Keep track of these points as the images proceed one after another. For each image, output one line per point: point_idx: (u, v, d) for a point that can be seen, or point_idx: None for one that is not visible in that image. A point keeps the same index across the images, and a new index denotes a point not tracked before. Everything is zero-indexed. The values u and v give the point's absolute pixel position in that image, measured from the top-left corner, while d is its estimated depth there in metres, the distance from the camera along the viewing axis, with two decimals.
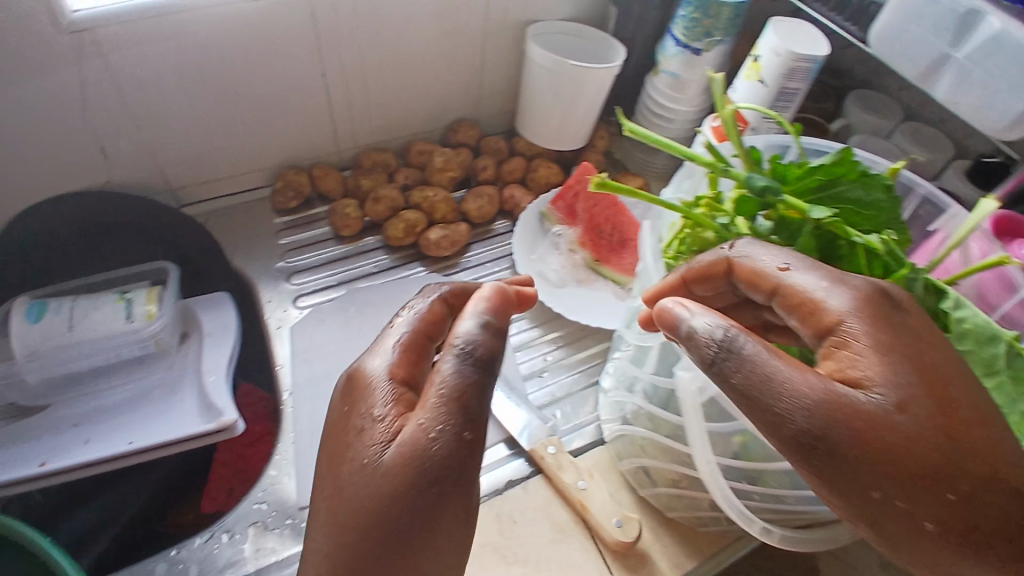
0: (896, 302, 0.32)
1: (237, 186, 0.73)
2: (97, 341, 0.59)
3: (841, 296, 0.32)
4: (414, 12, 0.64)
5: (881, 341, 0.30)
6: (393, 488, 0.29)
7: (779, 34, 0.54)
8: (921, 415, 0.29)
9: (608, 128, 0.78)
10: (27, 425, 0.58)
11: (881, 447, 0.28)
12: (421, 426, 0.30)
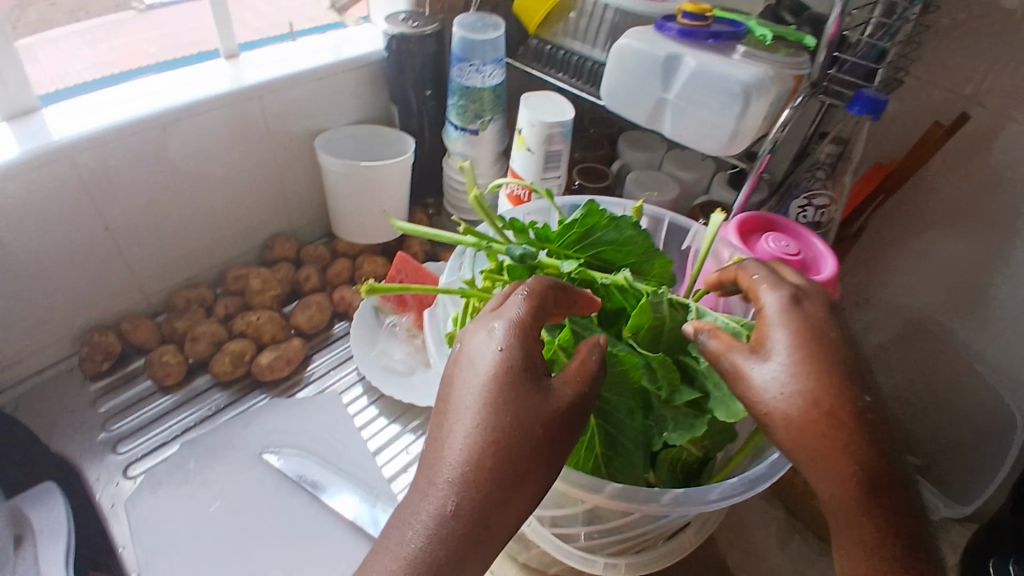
0: (814, 299, 0.36)
1: (36, 365, 0.66)
2: None
3: (777, 292, 0.37)
4: (197, 159, 0.66)
5: (809, 325, 0.34)
6: (484, 496, 0.30)
7: (530, 108, 0.63)
8: (838, 379, 0.32)
9: (424, 209, 0.82)
10: None
11: (817, 412, 0.32)
12: (507, 428, 0.31)
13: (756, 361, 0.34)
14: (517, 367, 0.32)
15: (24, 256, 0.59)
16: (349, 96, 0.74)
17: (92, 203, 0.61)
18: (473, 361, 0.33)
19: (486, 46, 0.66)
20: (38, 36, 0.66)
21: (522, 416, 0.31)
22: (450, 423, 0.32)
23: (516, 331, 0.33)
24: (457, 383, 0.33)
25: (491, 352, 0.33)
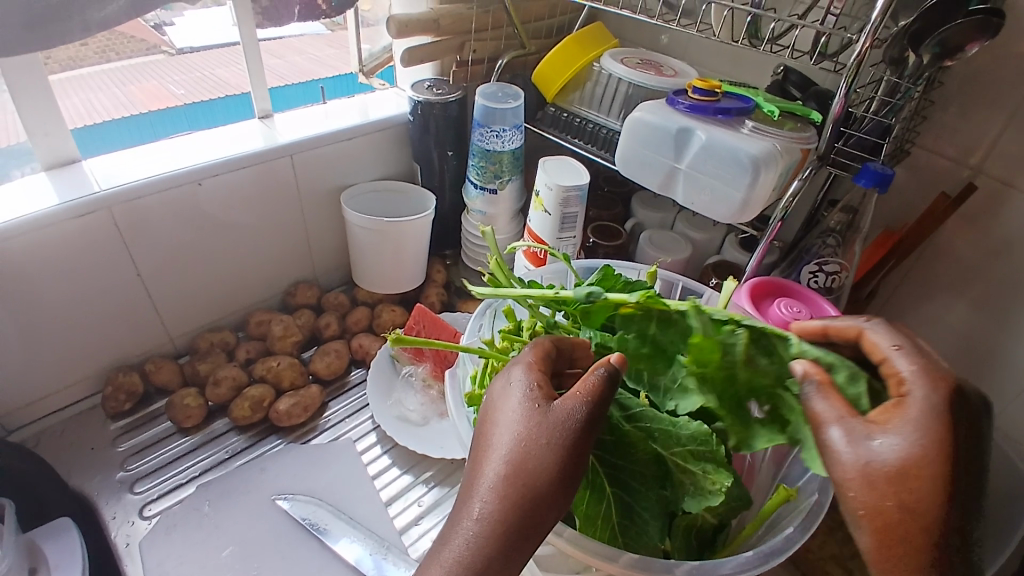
0: (968, 401, 0.31)
1: (61, 402, 0.68)
2: None
3: (916, 374, 0.33)
4: (227, 208, 0.70)
5: (946, 415, 0.30)
6: (508, 502, 0.32)
7: (548, 172, 0.67)
8: (960, 478, 0.29)
9: (442, 261, 0.85)
10: None
11: (916, 500, 0.29)
12: (529, 439, 0.33)
13: (863, 433, 0.31)
14: (537, 393, 0.35)
15: (60, 299, 0.62)
16: (374, 155, 0.79)
17: (127, 250, 0.65)
18: (503, 397, 0.36)
19: (506, 114, 0.71)
20: (70, 73, 0.67)
21: (543, 428, 0.33)
22: (484, 442, 0.35)
23: (530, 370, 0.37)
24: (494, 410, 0.36)
25: (517, 387, 0.36)
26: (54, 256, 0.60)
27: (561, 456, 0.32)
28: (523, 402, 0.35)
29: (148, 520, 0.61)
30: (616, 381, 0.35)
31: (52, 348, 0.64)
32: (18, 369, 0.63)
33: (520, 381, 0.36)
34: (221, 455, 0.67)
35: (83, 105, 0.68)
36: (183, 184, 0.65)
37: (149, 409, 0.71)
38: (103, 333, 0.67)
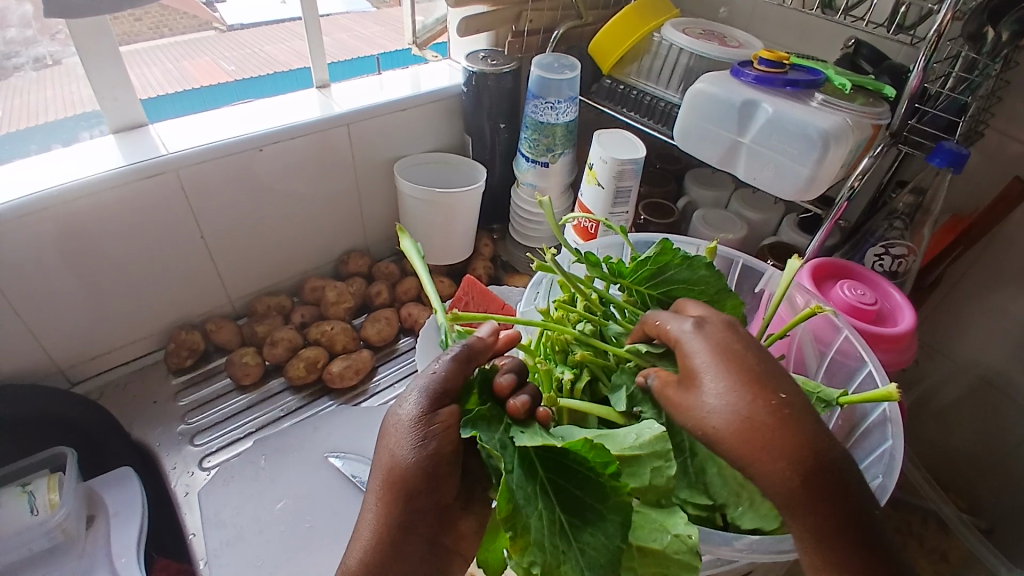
0: (722, 327, 0.36)
1: (128, 356, 0.72)
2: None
3: (689, 323, 0.36)
4: (283, 175, 0.71)
5: (724, 353, 0.34)
6: (393, 495, 0.33)
7: (602, 145, 0.66)
8: (767, 409, 0.32)
9: (489, 234, 0.85)
10: None
11: (759, 420, 0.31)
12: (404, 453, 0.33)
13: (694, 388, 0.33)
14: (423, 412, 0.33)
15: (127, 259, 0.66)
16: (427, 126, 0.79)
17: (188, 214, 0.67)
18: (390, 415, 0.35)
19: (562, 84, 0.70)
20: (126, 48, 0.69)
21: (412, 452, 0.32)
22: (375, 455, 0.35)
23: (430, 382, 0.34)
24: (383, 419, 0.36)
25: (403, 402, 0.34)
26: (111, 217, 0.62)
27: (431, 474, 0.32)
28: (404, 425, 0.33)
29: (206, 470, 0.64)
30: (467, 357, 0.35)
31: (119, 303, 0.68)
32: (88, 323, 0.67)
33: (405, 395, 0.34)
34: (275, 412, 0.69)
35: (140, 79, 0.70)
36: (241, 149, 0.66)
37: (209, 367, 0.74)
38: (166, 293, 0.71)
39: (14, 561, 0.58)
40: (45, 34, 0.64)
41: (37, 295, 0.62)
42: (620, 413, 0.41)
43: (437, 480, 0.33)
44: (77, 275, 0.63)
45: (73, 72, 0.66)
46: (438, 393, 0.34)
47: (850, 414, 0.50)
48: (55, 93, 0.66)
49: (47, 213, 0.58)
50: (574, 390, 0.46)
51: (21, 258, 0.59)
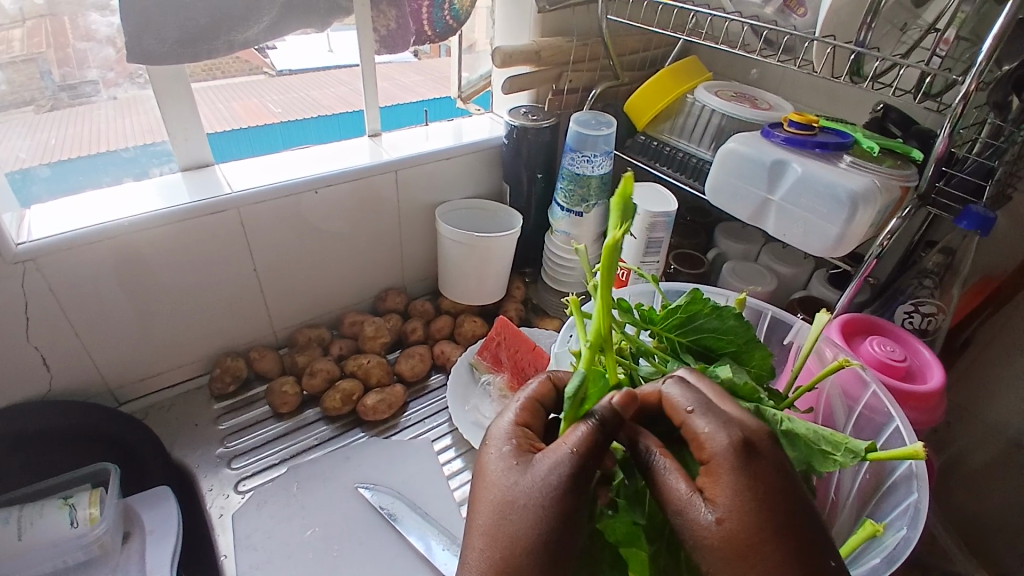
0: (760, 449, 0.34)
1: (174, 379, 0.75)
2: (41, 549, 0.59)
3: (724, 432, 0.35)
4: (332, 216, 0.76)
5: (747, 480, 0.33)
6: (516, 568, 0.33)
7: (635, 198, 0.70)
8: (767, 553, 0.32)
9: (522, 277, 0.88)
10: None
11: (751, 542, 0.32)
12: (538, 532, 0.33)
13: (695, 500, 0.33)
14: (561, 495, 0.33)
15: (183, 288, 0.70)
16: (468, 173, 0.84)
17: (243, 247, 0.72)
18: (518, 486, 0.35)
19: (597, 140, 0.74)
20: (203, 83, 0.73)
21: (551, 526, 0.33)
22: (496, 523, 0.35)
23: (570, 464, 0.34)
24: (494, 485, 0.36)
25: (542, 472, 0.34)
26: (170, 251, 0.67)
27: (563, 556, 0.33)
28: (540, 502, 0.34)
29: (239, 493, 0.66)
30: (607, 434, 0.35)
31: (171, 328, 0.72)
32: (141, 346, 0.71)
33: (544, 465, 0.35)
34: (308, 441, 0.71)
35: (214, 115, 0.76)
36: (296, 189, 0.71)
37: (249, 395, 0.77)
38: (215, 321, 0.75)
39: (52, 570, 0.60)
40: (125, 76, 0.68)
41: (98, 318, 0.66)
42: None
43: (566, 558, 0.33)
44: (135, 301, 0.68)
45: (147, 107, 0.71)
46: (584, 471, 0.34)
47: (876, 469, 0.50)
48: (115, 126, 0.70)
49: (110, 242, 0.63)
50: None
51: (86, 283, 0.63)
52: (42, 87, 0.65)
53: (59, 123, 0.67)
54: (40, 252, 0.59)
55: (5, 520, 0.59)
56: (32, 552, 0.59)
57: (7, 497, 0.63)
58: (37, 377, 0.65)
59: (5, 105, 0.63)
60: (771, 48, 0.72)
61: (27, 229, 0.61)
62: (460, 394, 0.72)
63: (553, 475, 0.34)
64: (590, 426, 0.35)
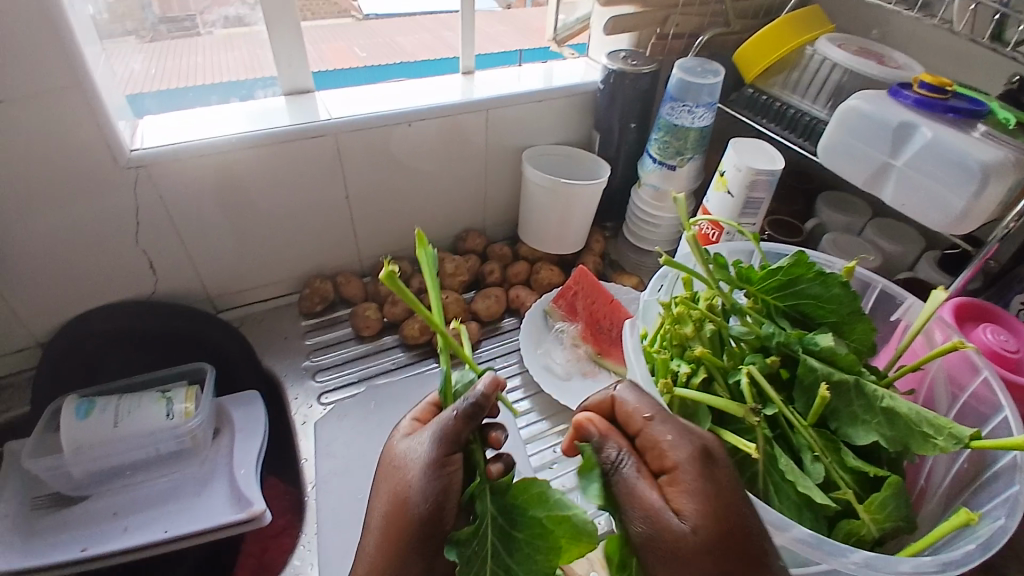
0: (687, 509, 0.35)
1: (265, 296, 0.80)
2: (136, 437, 0.61)
3: (662, 511, 0.35)
4: (421, 150, 0.76)
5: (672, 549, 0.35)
6: (399, 526, 0.39)
7: (738, 152, 0.67)
8: None
9: (602, 231, 0.87)
10: (77, 516, 0.60)
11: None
12: (417, 492, 0.39)
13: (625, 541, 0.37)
14: (437, 457, 0.39)
15: (278, 208, 0.73)
16: (559, 118, 0.82)
17: (335, 174, 0.74)
18: (406, 449, 0.41)
19: (702, 88, 0.70)
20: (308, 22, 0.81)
21: (426, 489, 0.39)
22: (386, 480, 0.41)
23: (444, 429, 0.40)
24: (396, 453, 0.42)
25: (424, 443, 0.40)
26: (267, 171, 0.70)
27: (436, 511, 0.39)
28: (420, 470, 0.39)
29: (323, 404, 0.70)
30: (473, 411, 0.40)
31: (263, 247, 0.76)
32: (238, 260, 0.75)
33: (426, 438, 0.40)
34: (386, 365, 0.75)
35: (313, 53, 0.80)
36: (389, 120, 0.72)
37: (334, 317, 0.81)
38: (305, 245, 0.78)
39: (146, 458, 0.62)
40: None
41: (200, 229, 0.70)
42: (738, 409, 0.42)
43: (438, 514, 0.39)
44: (231, 218, 0.71)
45: (239, 42, 0.77)
46: (449, 440, 0.40)
47: (976, 459, 0.47)
48: (210, 60, 0.77)
49: (215, 156, 0.66)
50: (690, 384, 0.45)
51: (192, 194, 0.67)
52: (143, 18, 0.72)
53: (157, 54, 0.75)
54: (153, 160, 0.63)
55: (102, 409, 0.61)
56: (126, 439, 0.60)
57: (106, 387, 0.68)
58: (147, 279, 0.70)
59: (112, 31, 0.69)
60: (906, 1, 0.65)
61: (138, 139, 0.64)
62: (532, 338, 0.73)
63: (430, 451, 0.40)
64: (458, 410, 0.40)
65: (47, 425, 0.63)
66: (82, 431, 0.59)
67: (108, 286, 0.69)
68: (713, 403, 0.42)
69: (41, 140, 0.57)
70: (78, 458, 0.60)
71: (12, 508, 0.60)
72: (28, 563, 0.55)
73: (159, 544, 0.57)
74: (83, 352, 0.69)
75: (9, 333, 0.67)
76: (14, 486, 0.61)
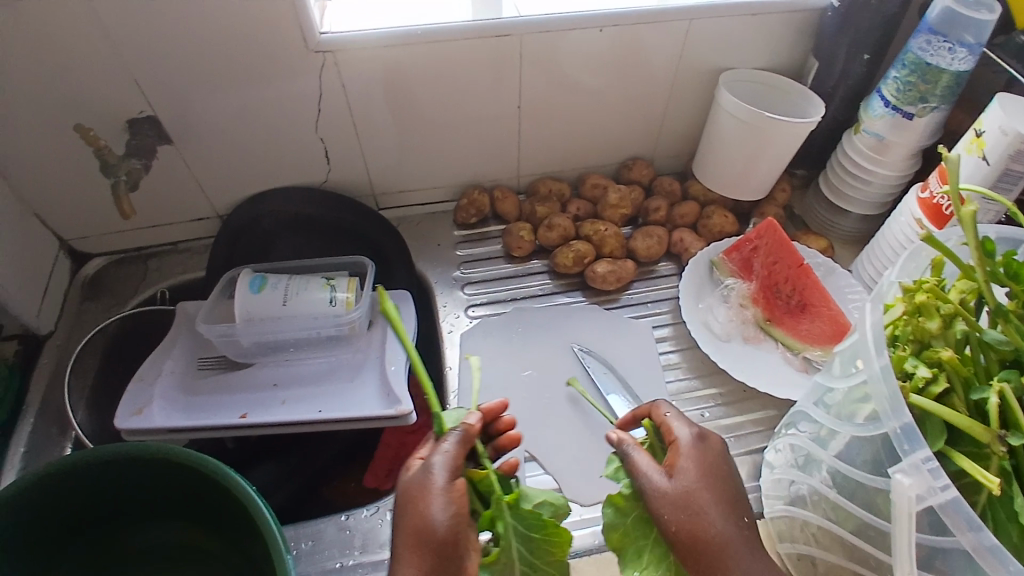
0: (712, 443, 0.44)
1: (422, 200, 0.80)
2: (302, 319, 0.65)
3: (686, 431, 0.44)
4: (605, 64, 0.69)
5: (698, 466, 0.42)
6: (423, 549, 0.39)
7: (1006, 110, 0.53)
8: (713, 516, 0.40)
9: (791, 179, 0.76)
10: (240, 381, 0.66)
11: (696, 557, 0.39)
12: (440, 514, 0.40)
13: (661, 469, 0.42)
14: (453, 478, 0.42)
15: (448, 112, 0.70)
16: (772, 39, 0.69)
17: (510, 81, 0.69)
18: (422, 476, 0.42)
19: (971, 22, 0.56)
20: None
21: (449, 509, 0.40)
22: (404, 508, 0.41)
23: (450, 451, 0.43)
24: (412, 485, 0.42)
25: (433, 467, 0.42)
26: (445, 71, 0.66)
27: (453, 534, 0.40)
28: (440, 489, 0.41)
29: (470, 317, 0.71)
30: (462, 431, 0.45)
31: (428, 151, 0.74)
32: (402, 161, 0.75)
33: (437, 462, 0.42)
34: (533, 289, 0.73)
35: None
36: (578, 26, 0.64)
37: (485, 231, 0.79)
38: (467, 154, 0.76)
39: (308, 339, 0.67)
40: None
41: (373, 125, 0.69)
42: (986, 432, 0.35)
43: (454, 538, 0.40)
44: (399, 118, 0.69)
45: None
46: (456, 468, 0.43)
47: None
48: None
49: (398, 49, 0.63)
50: (928, 393, 0.37)
51: (371, 88, 0.66)
52: None
53: None
54: (342, 47, 0.61)
55: (274, 286, 0.65)
56: (293, 319, 0.65)
57: (271, 265, 0.71)
58: (321, 168, 0.72)
59: None
60: None
61: (327, 24, 0.63)
62: (691, 289, 0.67)
63: (447, 475, 0.42)
64: (461, 432, 0.44)
65: (220, 293, 0.68)
66: (258, 304, 0.64)
67: (282, 170, 0.71)
68: (952, 420, 0.35)
69: (228, 13, 0.57)
70: (249, 329, 0.65)
71: (180, 366, 0.66)
72: (198, 419, 0.61)
73: (313, 420, 0.62)
74: (258, 229, 0.73)
75: (193, 202, 0.72)
76: (191, 342, 0.68)
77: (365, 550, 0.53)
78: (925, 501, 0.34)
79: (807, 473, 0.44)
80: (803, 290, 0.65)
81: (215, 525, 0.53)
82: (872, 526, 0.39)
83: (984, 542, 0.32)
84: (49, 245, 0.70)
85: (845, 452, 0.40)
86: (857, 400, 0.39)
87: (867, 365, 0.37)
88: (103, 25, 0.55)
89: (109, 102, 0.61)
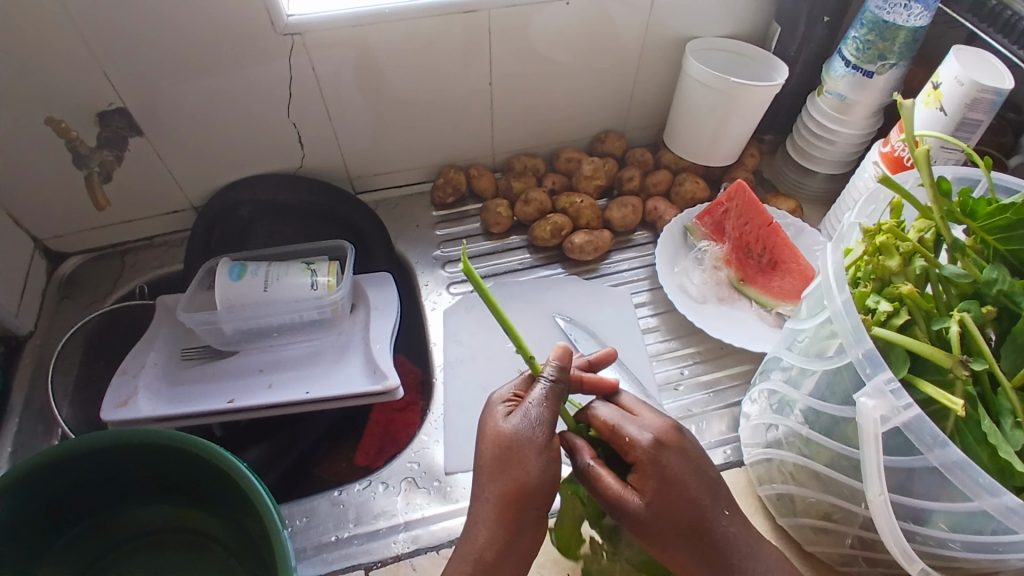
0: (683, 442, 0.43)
1: (399, 182, 0.80)
2: (284, 303, 0.65)
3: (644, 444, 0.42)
4: (574, 37, 0.69)
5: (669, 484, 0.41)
6: (516, 512, 0.40)
7: (963, 64, 0.55)
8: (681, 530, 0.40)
9: (759, 144, 0.78)
10: (224, 369, 0.66)
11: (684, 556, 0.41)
12: (536, 479, 0.40)
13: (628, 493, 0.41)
14: (546, 434, 0.42)
15: (420, 92, 0.71)
16: (736, 5, 0.70)
17: (482, 58, 0.69)
18: (515, 430, 0.42)
19: None
20: None
21: (545, 476, 0.41)
22: (496, 467, 0.41)
23: (547, 395, 0.43)
24: (505, 437, 0.42)
25: (544, 469, 0.41)
26: (416, 49, 0.66)
27: (545, 495, 0.41)
28: (540, 452, 0.41)
29: (451, 294, 0.72)
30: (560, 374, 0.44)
31: (402, 133, 0.74)
32: (377, 144, 0.75)
33: (540, 453, 0.41)
34: (512, 265, 0.74)
35: None
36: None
37: (463, 210, 0.80)
38: (442, 134, 0.76)
39: (292, 322, 0.67)
40: None
41: (346, 106, 0.69)
42: (943, 356, 0.37)
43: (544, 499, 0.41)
44: (370, 100, 0.70)
45: None
46: (551, 422, 0.42)
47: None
48: None
49: (367, 29, 0.63)
50: (888, 325, 0.39)
51: (341, 69, 0.66)
52: None
53: None
54: (311, 28, 0.61)
55: (254, 272, 0.65)
56: (275, 303, 0.65)
57: (252, 253, 0.71)
58: (296, 153, 0.72)
59: None
60: None
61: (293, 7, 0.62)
62: (665, 253, 0.68)
63: (542, 434, 0.42)
64: (553, 372, 0.44)
65: (200, 283, 0.68)
66: (239, 289, 0.64)
67: (258, 157, 0.71)
68: (915, 348, 0.37)
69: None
70: (232, 316, 0.65)
71: (163, 357, 0.66)
72: (184, 407, 0.62)
73: (302, 402, 0.62)
74: (234, 218, 0.73)
75: (167, 194, 0.72)
76: (174, 332, 0.68)
77: (360, 522, 0.54)
78: (889, 422, 0.36)
79: (781, 414, 0.46)
80: (773, 249, 0.67)
81: (212, 507, 0.53)
82: (843, 456, 0.41)
83: (950, 457, 0.34)
84: (24, 245, 0.69)
85: (816, 388, 0.42)
86: (825, 338, 0.41)
87: (832, 304, 0.39)
88: (66, 14, 0.54)
89: (76, 94, 0.60)
